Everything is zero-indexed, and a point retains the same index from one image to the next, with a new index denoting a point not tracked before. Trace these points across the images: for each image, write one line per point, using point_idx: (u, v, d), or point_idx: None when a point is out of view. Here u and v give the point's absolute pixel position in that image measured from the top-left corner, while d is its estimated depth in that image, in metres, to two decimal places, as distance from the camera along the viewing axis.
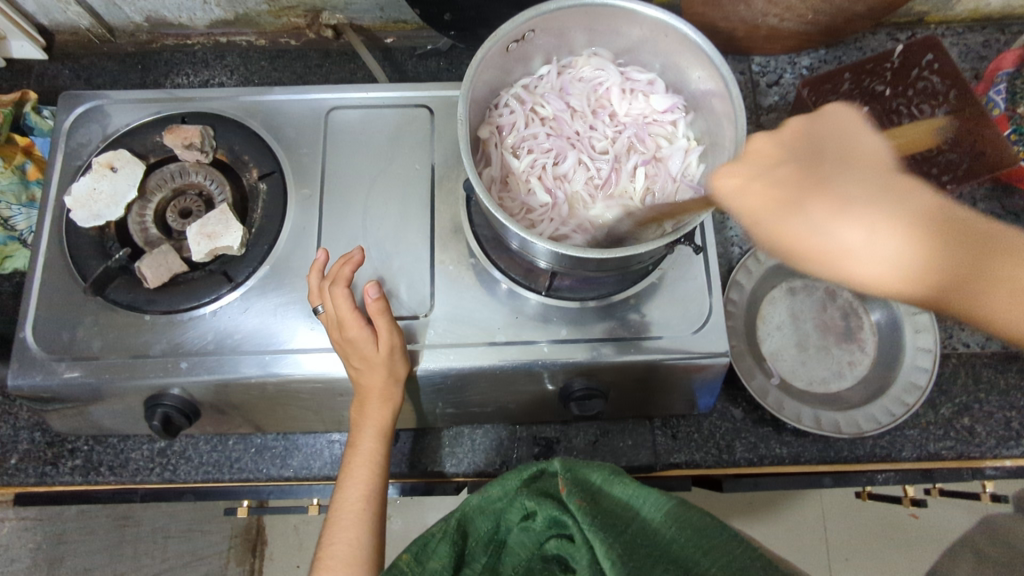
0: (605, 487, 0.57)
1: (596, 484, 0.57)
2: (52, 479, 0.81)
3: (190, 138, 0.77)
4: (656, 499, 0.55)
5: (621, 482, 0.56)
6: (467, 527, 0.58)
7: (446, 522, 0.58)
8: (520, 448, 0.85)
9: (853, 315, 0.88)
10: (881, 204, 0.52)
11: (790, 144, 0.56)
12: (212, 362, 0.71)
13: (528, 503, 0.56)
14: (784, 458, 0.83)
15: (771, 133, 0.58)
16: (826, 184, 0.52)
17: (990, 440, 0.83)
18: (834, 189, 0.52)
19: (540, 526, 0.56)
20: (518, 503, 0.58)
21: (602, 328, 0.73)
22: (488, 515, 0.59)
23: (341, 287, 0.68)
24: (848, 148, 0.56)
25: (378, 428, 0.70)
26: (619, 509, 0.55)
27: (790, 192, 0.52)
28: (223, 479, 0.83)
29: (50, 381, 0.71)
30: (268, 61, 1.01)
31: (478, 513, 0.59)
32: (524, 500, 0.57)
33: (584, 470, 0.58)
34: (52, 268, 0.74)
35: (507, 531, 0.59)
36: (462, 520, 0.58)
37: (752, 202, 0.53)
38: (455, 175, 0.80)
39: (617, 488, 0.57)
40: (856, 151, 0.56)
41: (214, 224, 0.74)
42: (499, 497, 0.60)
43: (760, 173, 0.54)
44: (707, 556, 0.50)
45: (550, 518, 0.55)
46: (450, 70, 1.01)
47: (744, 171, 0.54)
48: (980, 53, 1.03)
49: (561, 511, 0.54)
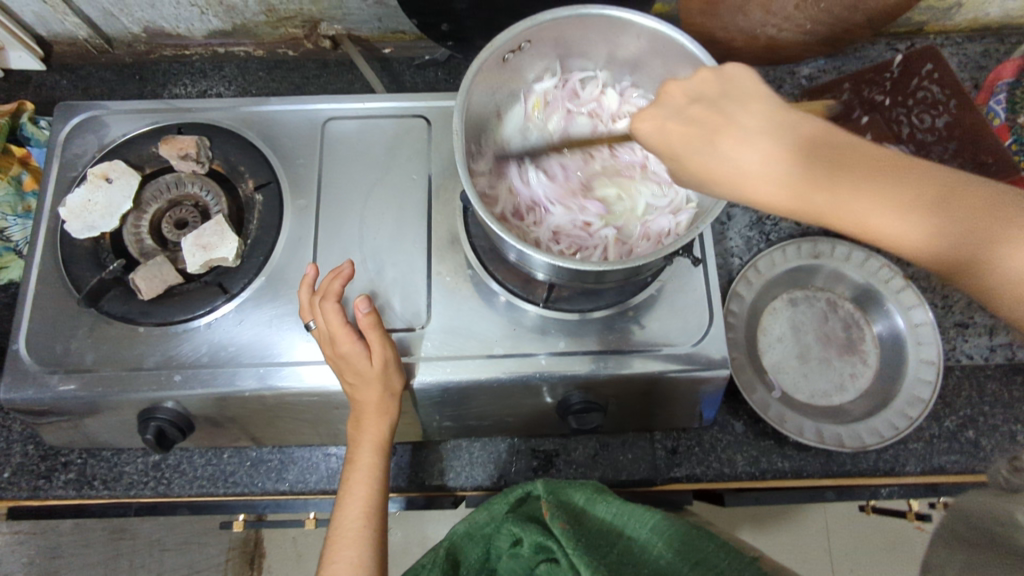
0: (588, 507, 0.58)
1: (580, 505, 0.58)
2: (44, 492, 0.80)
3: (186, 149, 0.76)
4: (640, 513, 0.56)
5: (605, 500, 0.57)
6: (456, 556, 0.58)
7: (435, 552, 0.58)
8: (519, 461, 0.83)
9: (855, 326, 0.87)
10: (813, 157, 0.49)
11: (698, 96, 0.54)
12: (206, 375, 0.70)
13: (515, 529, 0.56)
14: (786, 472, 0.82)
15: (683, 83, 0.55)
16: (734, 130, 0.51)
17: (995, 453, 0.82)
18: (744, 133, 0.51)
19: (528, 551, 0.56)
20: (506, 530, 0.58)
21: (600, 340, 0.72)
22: (478, 541, 0.59)
23: (332, 302, 0.67)
24: (750, 98, 0.52)
25: (376, 443, 0.69)
26: (605, 529, 0.56)
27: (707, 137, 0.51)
28: (217, 493, 0.82)
29: (42, 395, 0.70)
30: (266, 71, 1.01)
31: (466, 540, 0.59)
32: (511, 526, 0.57)
33: (568, 492, 0.59)
34: (46, 279, 0.74)
35: (496, 558, 0.59)
36: (451, 548, 0.58)
37: (666, 143, 0.53)
38: (452, 186, 0.79)
39: (601, 507, 0.57)
40: (755, 99, 0.52)
41: (210, 235, 0.73)
42: (486, 522, 0.59)
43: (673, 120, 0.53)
44: (695, 568, 0.51)
45: (537, 544, 0.54)
46: (448, 81, 1.01)
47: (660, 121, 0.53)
48: (980, 62, 1.03)
49: (546, 535, 0.54)
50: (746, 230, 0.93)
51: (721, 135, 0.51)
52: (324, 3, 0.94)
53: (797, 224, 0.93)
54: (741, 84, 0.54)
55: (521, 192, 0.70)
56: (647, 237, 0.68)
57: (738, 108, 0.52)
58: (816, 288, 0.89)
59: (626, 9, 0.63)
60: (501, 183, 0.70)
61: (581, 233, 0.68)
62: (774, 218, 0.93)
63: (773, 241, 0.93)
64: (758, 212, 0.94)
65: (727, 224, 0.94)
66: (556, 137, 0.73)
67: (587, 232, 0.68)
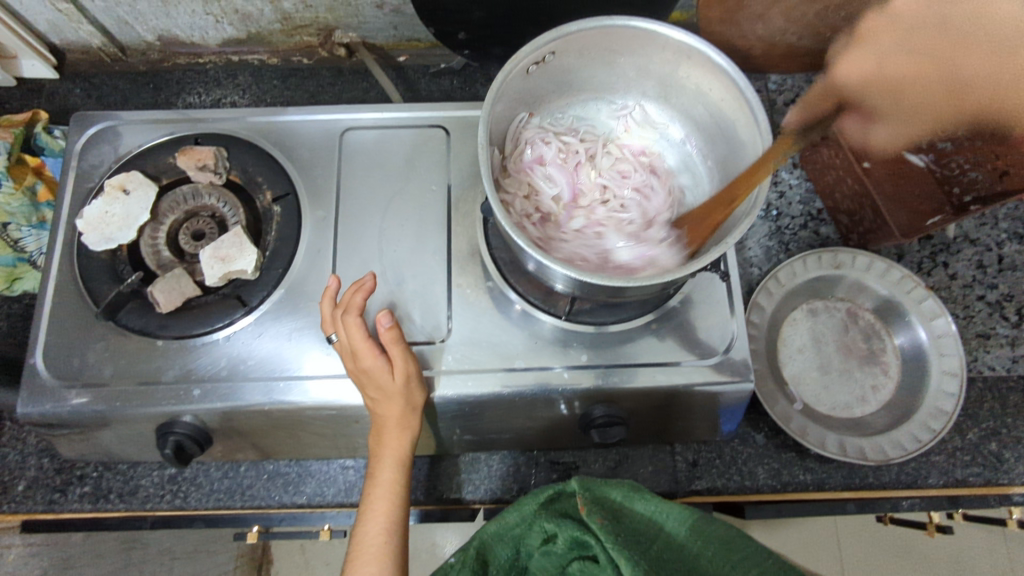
0: (625, 503, 0.57)
1: (616, 501, 0.57)
2: (59, 506, 0.80)
3: (204, 160, 0.76)
4: (679, 514, 0.56)
5: (643, 498, 0.57)
6: (486, 555, 0.58)
7: (464, 552, 0.58)
8: (538, 474, 0.83)
9: (875, 337, 0.86)
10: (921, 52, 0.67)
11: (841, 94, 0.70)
12: (225, 389, 0.70)
13: (549, 525, 0.57)
14: (808, 485, 0.81)
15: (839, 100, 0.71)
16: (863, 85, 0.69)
17: (1019, 466, 0.81)
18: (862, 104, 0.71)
19: (561, 548, 0.57)
20: (539, 527, 0.58)
21: (622, 353, 0.72)
22: (507, 542, 0.59)
23: (354, 316, 0.67)
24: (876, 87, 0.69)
25: (398, 457, 0.68)
26: (642, 527, 0.56)
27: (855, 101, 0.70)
28: (233, 507, 0.81)
29: (60, 409, 0.69)
30: (280, 80, 1.00)
31: (496, 540, 0.59)
32: (545, 523, 0.58)
33: (603, 488, 0.58)
34: (63, 291, 0.73)
35: (527, 557, 0.60)
36: (481, 548, 0.58)
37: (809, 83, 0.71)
38: (471, 197, 0.79)
39: (640, 504, 0.57)
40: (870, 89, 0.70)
41: (228, 246, 0.73)
42: (515, 524, 0.59)
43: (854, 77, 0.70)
44: (735, 567, 0.51)
45: (573, 538, 0.56)
46: (464, 88, 1.00)
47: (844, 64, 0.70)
48: None
49: (583, 531, 0.55)
50: (765, 240, 0.93)
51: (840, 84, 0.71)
52: (340, 12, 0.93)
53: (816, 233, 0.93)
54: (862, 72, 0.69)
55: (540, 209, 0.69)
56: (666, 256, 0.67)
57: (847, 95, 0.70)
58: (836, 298, 0.88)
59: (654, 22, 0.62)
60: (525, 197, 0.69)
61: (605, 250, 0.67)
62: (793, 228, 0.93)
63: (792, 251, 0.92)
64: (776, 222, 0.94)
65: (745, 233, 0.93)
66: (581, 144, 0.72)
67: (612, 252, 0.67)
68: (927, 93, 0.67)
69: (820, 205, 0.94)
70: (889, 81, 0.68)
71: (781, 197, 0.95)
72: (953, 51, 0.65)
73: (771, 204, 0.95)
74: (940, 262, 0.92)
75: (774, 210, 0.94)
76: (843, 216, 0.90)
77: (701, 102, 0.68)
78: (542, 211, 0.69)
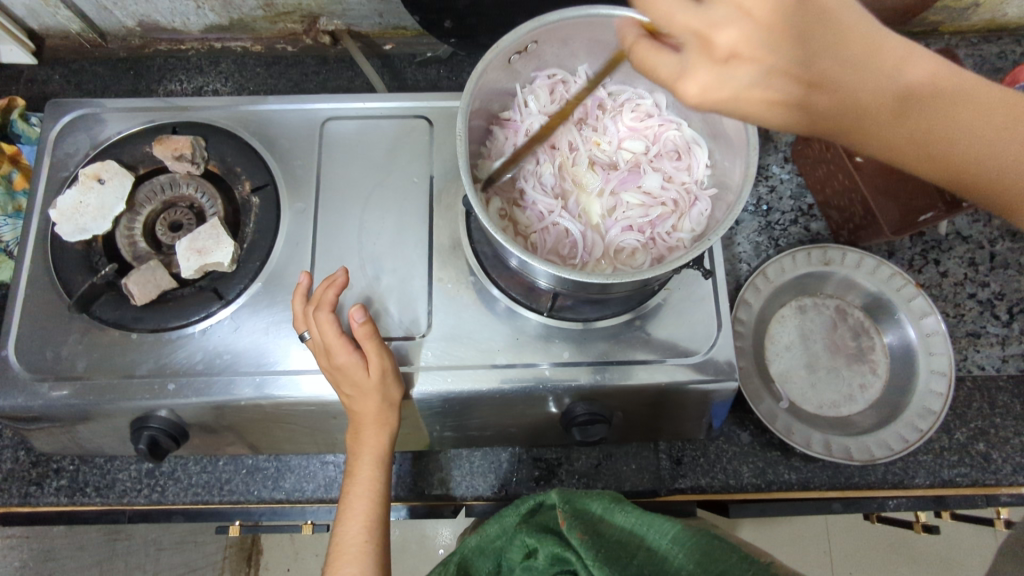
0: (606, 516, 0.57)
1: (597, 514, 0.57)
2: (35, 499, 0.79)
3: (180, 150, 0.74)
4: (661, 524, 0.55)
5: (624, 511, 0.57)
6: (468, 569, 0.58)
7: (445, 568, 0.59)
8: (520, 471, 0.82)
9: (865, 335, 0.85)
10: (851, 103, 0.48)
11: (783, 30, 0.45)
12: (201, 383, 0.68)
13: (529, 539, 0.57)
14: (792, 484, 0.80)
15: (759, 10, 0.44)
16: (823, 87, 0.47)
17: (1006, 467, 0.81)
18: (832, 91, 0.47)
19: (542, 564, 0.56)
20: (518, 541, 0.58)
21: (605, 350, 0.70)
22: (488, 556, 0.60)
23: (326, 312, 0.65)
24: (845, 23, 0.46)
25: (375, 454, 0.67)
26: (623, 540, 0.55)
27: (793, 102, 0.47)
28: (212, 501, 0.80)
29: (32, 402, 0.68)
30: (264, 68, 0.99)
31: (477, 555, 0.60)
32: (524, 537, 0.57)
33: (584, 501, 0.58)
34: (37, 283, 0.72)
35: (507, 570, 0.59)
36: (462, 564, 0.59)
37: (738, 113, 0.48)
38: (454, 189, 0.77)
39: (620, 517, 0.57)
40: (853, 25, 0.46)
41: (205, 239, 0.71)
42: (497, 535, 0.61)
43: (766, 83, 0.46)
44: None
45: (553, 555, 0.55)
46: (451, 78, 0.99)
47: (749, 82, 0.46)
48: (996, 64, 1.01)
49: (562, 546, 0.54)
50: (754, 235, 0.91)
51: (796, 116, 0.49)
52: None
53: (806, 229, 0.92)
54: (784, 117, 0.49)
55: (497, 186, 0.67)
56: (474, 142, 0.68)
57: (833, 34, 0.46)
58: (825, 295, 0.88)
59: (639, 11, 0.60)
60: (496, 153, 0.69)
61: (534, 213, 0.67)
62: (783, 223, 0.92)
63: (781, 246, 0.91)
64: (767, 217, 0.92)
65: (735, 229, 0.92)
66: (615, 124, 0.70)
67: (548, 227, 0.66)
68: (871, 117, 0.49)
69: (811, 200, 0.93)
70: (794, 104, 0.48)
71: (772, 192, 0.93)
72: (851, 120, 0.49)
73: (761, 199, 0.93)
74: (931, 259, 0.91)
75: (764, 204, 0.93)
76: (833, 211, 0.89)
77: None
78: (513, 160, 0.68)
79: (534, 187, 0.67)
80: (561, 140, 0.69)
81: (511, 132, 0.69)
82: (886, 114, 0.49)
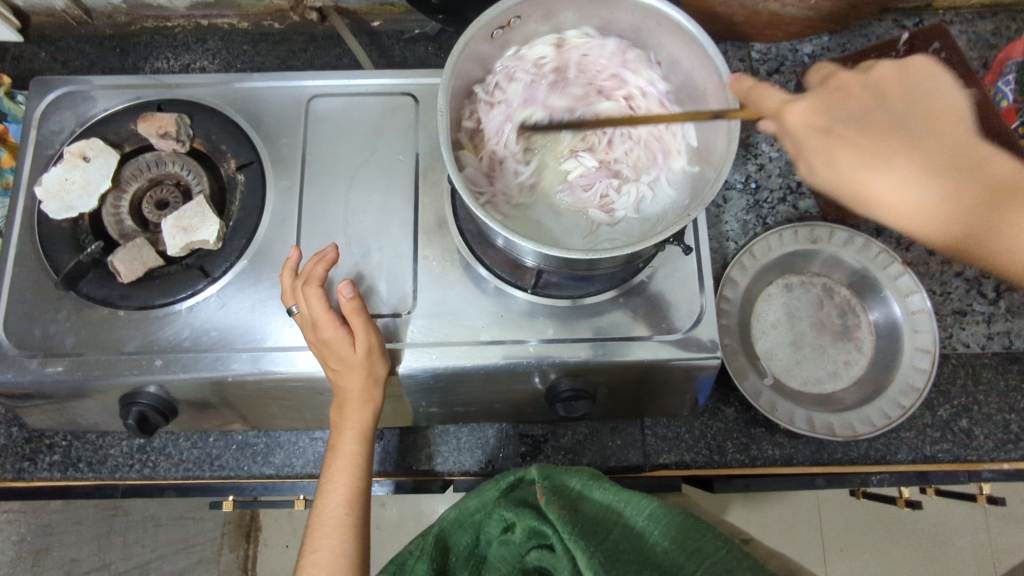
0: (585, 492, 0.59)
1: (576, 490, 0.59)
2: (29, 474, 0.80)
3: (165, 127, 0.74)
4: (637, 501, 0.57)
5: (601, 487, 0.59)
6: (446, 542, 0.60)
7: (424, 541, 0.59)
8: (506, 447, 0.83)
9: (851, 313, 0.86)
10: (933, 156, 0.60)
11: (877, 92, 0.65)
12: (188, 359, 0.69)
13: (507, 515, 0.58)
14: (776, 460, 0.81)
15: (860, 77, 0.66)
16: (897, 129, 0.62)
17: (988, 443, 0.82)
18: (914, 146, 0.61)
19: (520, 537, 0.58)
20: (497, 516, 0.59)
21: (588, 328, 0.71)
22: (467, 528, 0.61)
23: (314, 287, 0.66)
24: (927, 103, 0.64)
25: (359, 431, 0.68)
26: (602, 515, 0.57)
27: (905, 133, 0.62)
28: (203, 476, 0.82)
29: (22, 378, 0.69)
30: (251, 44, 0.98)
31: (456, 527, 0.61)
32: (502, 512, 0.58)
33: (563, 477, 0.60)
34: (24, 261, 0.72)
35: (485, 544, 0.61)
36: (441, 535, 0.60)
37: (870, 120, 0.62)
38: (439, 167, 0.77)
39: (598, 493, 0.59)
40: (933, 107, 0.64)
41: (190, 217, 0.71)
42: (476, 509, 0.61)
43: (845, 120, 0.62)
44: (691, 558, 0.52)
45: (531, 528, 0.56)
46: (439, 55, 0.98)
47: (829, 118, 0.62)
48: (989, 41, 1.00)
49: (539, 520, 0.56)
50: (742, 213, 0.91)
51: (877, 162, 0.60)
52: None
53: (795, 207, 0.91)
54: (928, 89, 0.65)
55: (470, 126, 0.68)
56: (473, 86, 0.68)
57: (918, 113, 0.64)
58: (811, 273, 0.88)
59: None
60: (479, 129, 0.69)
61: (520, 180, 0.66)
62: (772, 201, 0.92)
63: (769, 225, 0.91)
64: (755, 195, 0.92)
65: (723, 207, 0.92)
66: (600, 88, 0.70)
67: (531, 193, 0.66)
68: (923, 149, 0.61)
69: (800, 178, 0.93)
70: (854, 135, 0.61)
71: (761, 170, 0.93)
72: (886, 154, 0.60)
73: (750, 177, 0.93)
74: None
75: (753, 182, 0.92)
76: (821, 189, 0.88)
77: (680, 69, 0.67)
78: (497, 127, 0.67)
79: (520, 155, 0.67)
80: (545, 109, 0.69)
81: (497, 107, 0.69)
82: (940, 189, 0.59)
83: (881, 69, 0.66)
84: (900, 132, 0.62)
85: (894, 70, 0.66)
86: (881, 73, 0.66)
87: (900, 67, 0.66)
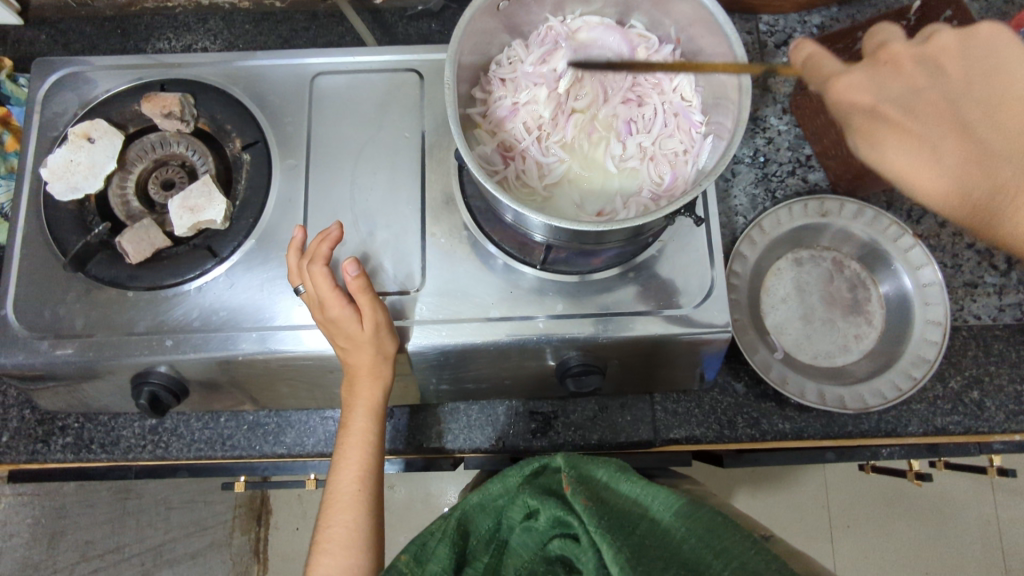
0: (611, 484, 0.58)
1: (602, 481, 0.58)
2: (43, 456, 0.80)
3: (169, 107, 0.73)
4: (663, 497, 0.56)
5: (629, 479, 0.57)
6: (467, 524, 0.59)
7: (446, 523, 0.59)
8: (516, 425, 0.83)
9: (861, 287, 0.85)
10: (960, 131, 0.51)
11: (931, 68, 0.54)
12: (199, 339, 0.69)
13: (532, 502, 0.56)
14: (786, 434, 0.81)
15: (916, 50, 0.56)
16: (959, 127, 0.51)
17: (999, 415, 0.81)
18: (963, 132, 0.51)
19: (542, 526, 0.56)
20: (520, 502, 0.58)
21: (598, 303, 0.71)
22: (489, 513, 0.60)
23: (319, 266, 0.65)
24: (993, 78, 0.52)
25: (369, 408, 0.69)
26: (628, 507, 0.56)
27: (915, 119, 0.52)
28: (215, 456, 0.82)
29: (34, 359, 0.69)
30: (252, 24, 0.97)
31: (478, 511, 0.60)
32: (526, 499, 0.57)
33: (590, 467, 0.59)
34: (32, 243, 0.72)
35: (506, 531, 0.59)
36: (462, 518, 0.59)
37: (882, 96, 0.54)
38: (445, 143, 0.76)
39: (624, 485, 0.57)
40: (999, 81, 0.51)
41: (197, 197, 0.71)
42: (499, 494, 0.61)
43: (886, 93, 0.54)
44: (719, 558, 0.50)
45: (554, 518, 0.54)
46: (443, 32, 0.97)
47: (872, 93, 0.54)
48: (1002, 9, 0.98)
49: (565, 510, 0.54)
50: (750, 187, 0.91)
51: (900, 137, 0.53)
52: None
53: (804, 180, 0.91)
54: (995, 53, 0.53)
55: (479, 97, 0.68)
56: (485, 62, 0.69)
57: (976, 94, 0.52)
58: (821, 247, 0.87)
59: None
60: (484, 105, 0.68)
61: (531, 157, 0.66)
62: (780, 175, 0.91)
63: (778, 199, 0.90)
64: (764, 168, 0.91)
65: (731, 181, 0.91)
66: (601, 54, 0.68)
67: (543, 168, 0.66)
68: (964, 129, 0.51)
69: (809, 151, 0.91)
70: (886, 112, 0.53)
71: (769, 144, 0.92)
72: (900, 137, 0.53)
73: (758, 150, 0.92)
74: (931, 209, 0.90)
75: (762, 155, 0.91)
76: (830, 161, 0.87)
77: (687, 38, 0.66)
78: (502, 104, 0.67)
79: (529, 129, 0.66)
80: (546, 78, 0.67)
81: (501, 83, 0.68)
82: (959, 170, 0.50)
83: (938, 39, 0.55)
84: (973, 100, 0.51)
85: (957, 38, 0.54)
86: (941, 42, 0.55)
87: (965, 35, 0.54)
